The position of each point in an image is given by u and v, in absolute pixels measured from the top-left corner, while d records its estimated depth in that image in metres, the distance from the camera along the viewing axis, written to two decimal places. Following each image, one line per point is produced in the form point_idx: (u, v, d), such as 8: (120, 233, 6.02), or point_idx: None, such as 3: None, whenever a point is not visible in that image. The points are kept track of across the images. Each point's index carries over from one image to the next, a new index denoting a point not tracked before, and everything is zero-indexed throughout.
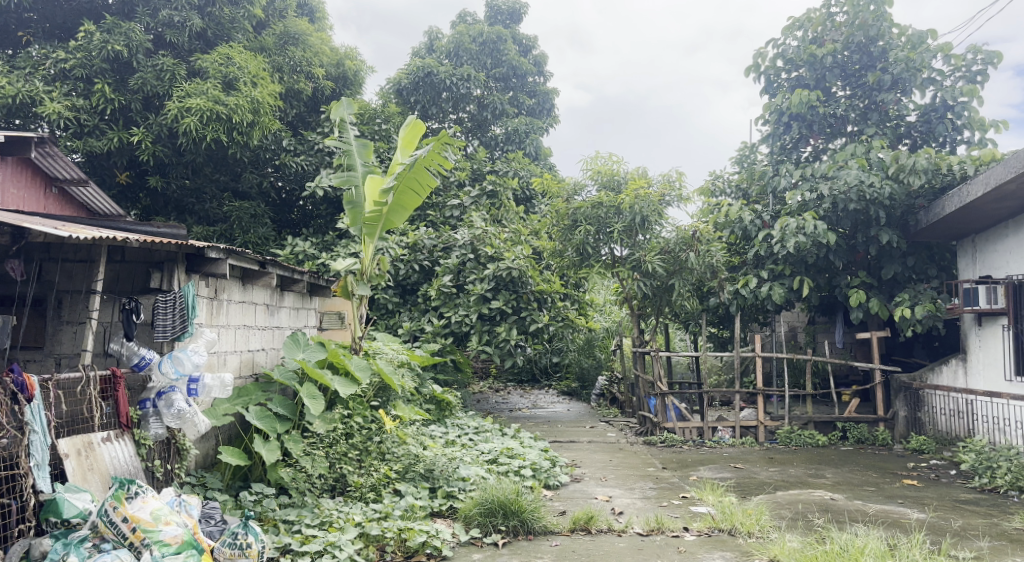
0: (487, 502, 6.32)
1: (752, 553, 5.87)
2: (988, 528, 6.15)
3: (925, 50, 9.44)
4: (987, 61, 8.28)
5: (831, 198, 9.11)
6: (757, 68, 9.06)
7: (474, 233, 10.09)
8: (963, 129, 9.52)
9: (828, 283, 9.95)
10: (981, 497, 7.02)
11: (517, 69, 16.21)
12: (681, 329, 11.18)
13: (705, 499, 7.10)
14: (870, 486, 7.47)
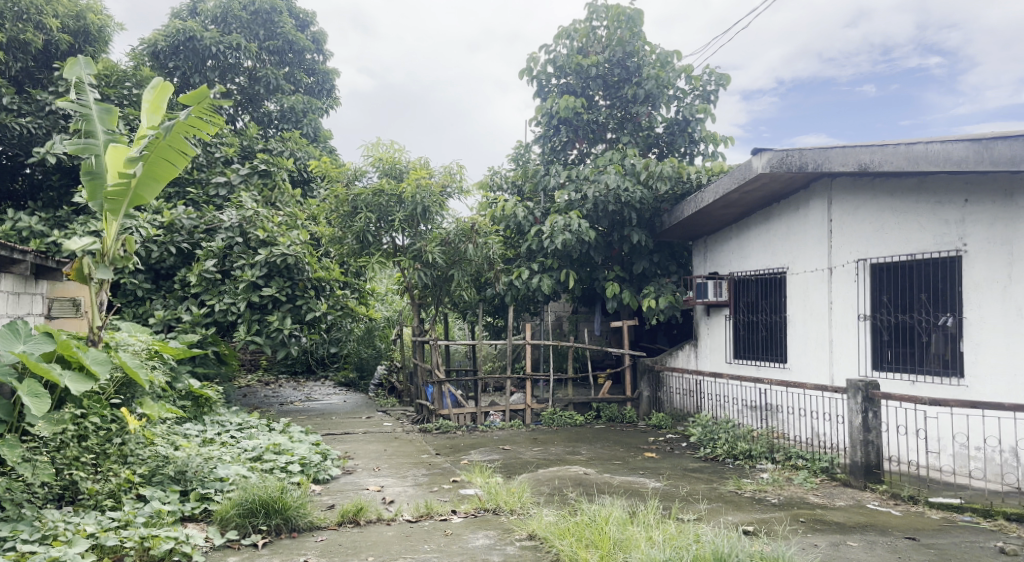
0: (246, 502, 5.96)
1: (513, 529, 6.20)
2: (708, 492, 7.06)
3: (670, 69, 10.58)
4: (719, 83, 9.40)
5: (593, 199, 9.90)
6: (530, 70, 9.46)
7: (242, 214, 9.48)
8: (699, 143, 10.81)
9: (589, 275, 10.77)
10: (704, 465, 8.07)
11: (294, 44, 15.40)
12: (459, 318, 11.45)
13: (474, 481, 7.34)
14: (617, 460, 8.24)
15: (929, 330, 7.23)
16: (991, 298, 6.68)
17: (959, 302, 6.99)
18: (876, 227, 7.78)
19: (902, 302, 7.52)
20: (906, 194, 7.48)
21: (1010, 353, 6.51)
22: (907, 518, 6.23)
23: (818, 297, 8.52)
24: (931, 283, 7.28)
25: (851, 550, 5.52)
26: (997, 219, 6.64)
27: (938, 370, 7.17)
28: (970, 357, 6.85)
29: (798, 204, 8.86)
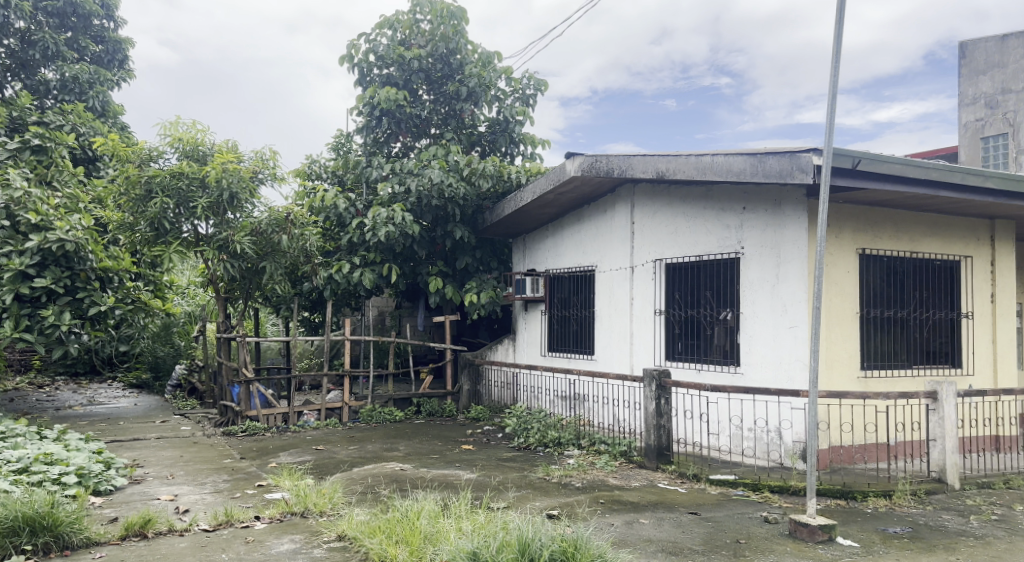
0: (6, 520, 5.24)
1: (321, 531, 6.00)
2: (520, 481, 7.30)
3: (492, 69, 10.80)
4: (537, 87, 9.72)
5: (416, 193, 9.84)
6: (350, 58, 9.19)
7: (10, 194, 8.29)
8: (520, 143, 11.14)
9: (412, 270, 10.67)
10: (518, 455, 8.34)
11: (78, 8, 13.74)
12: (271, 313, 10.90)
13: (281, 485, 7.00)
14: (434, 454, 8.27)
15: (712, 323, 8.01)
16: (762, 295, 7.52)
17: (736, 298, 7.79)
18: (671, 230, 8.49)
19: (691, 298, 8.28)
20: (697, 201, 8.20)
21: (776, 344, 7.36)
22: (690, 495, 6.84)
23: (621, 293, 9.16)
24: (715, 282, 8.05)
25: (644, 527, 5.95)
26: (768, 225, 7.47)
27: (719, 359, 7.95)
28: (745, 348, 7.66)
29: (606, 207, 9.48)
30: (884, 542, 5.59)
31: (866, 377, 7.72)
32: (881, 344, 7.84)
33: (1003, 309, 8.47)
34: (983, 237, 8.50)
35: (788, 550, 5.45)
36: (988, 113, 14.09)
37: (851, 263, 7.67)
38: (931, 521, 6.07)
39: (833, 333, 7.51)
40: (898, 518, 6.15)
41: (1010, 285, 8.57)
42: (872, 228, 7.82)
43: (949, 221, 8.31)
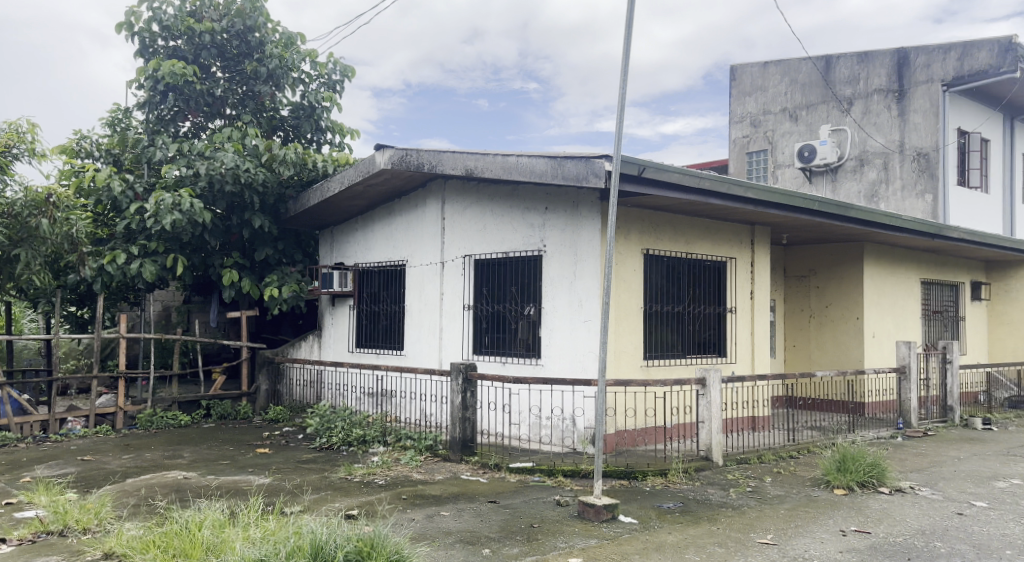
0: None
1: (82, 551, 5.37)
2: (318, 482, 7.06)
3: (295, 51, 10.34)
4: (343, 73, 9.45)
5: (207, 177, 9.16)
6: (129, 25, 8.36)
7: None
8: (326, 131, 10.80)
9: (202, 262, 9.91)
10: (317, 455, 8.07)
11: None
12: (28, 307, 9.67)
13: (35, 502, 6.17)
14: (224, 460, 7.74)
15: (517, 318, 8.27)
16: (562, 291, 7.88)
17: (539, 293, 8.09)
18: (479, 227, 8.64)
19: (497, 293, 8.49)
20: (504, 199, 8.42)
21: (573, 337, 7.75)
22: (491, 484, 6.98)
23: (431, 288, 9.19)
24: (519, 278, 8.32)
25: (443, 519, 5.98)
26: (567, 225, 7.84)
27: (522, 352, 8.22)
28: (546, 341, 8.00)
29: (417, 202, 9.45)
30: (659, 517, 6.08)
31: (648, 366, 8.42)
32: (661, 337, 8.60)
33: (761, 305, 9.63)
34: (745, 240, 9.58)
35: (576, 531, 5.73)
36: (754, 130, 15.91)
37: (637, 262, 8.32)
38: (698, 495, 6.74)
39: (622, 327, 8.12)
40: (672, 495, 6.74)
41: (766, 283, 9.75)
42: (656, 230, 8.52)
43: (719, 226, 9.26)
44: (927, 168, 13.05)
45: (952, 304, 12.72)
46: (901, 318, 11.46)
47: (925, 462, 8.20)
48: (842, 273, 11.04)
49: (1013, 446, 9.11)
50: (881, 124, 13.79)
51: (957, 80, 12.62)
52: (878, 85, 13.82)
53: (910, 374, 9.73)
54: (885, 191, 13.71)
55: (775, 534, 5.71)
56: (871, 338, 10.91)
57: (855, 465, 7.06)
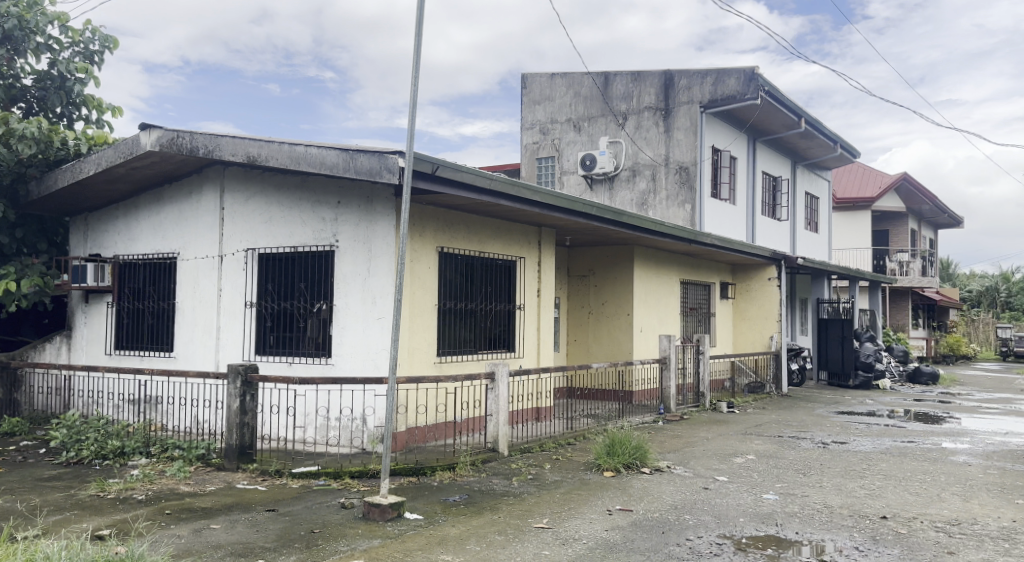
0: None
1: None
2: (63, 501, 6.25)
3: (40, 13, 9.07)
4: (102, 44, 8.45)
5: None
6: None
7: None
8: (79, 107, 9.63)
9: None
10: (63, 471, 7.15)
11: None
12: None
13: None
14: None
15: (305, 315, 7.93)
16: (354, 288, 7.67)
17: (330, 290, 7.83)
18: (265, 219, 8.17)
19: (284, 290, 8.10)
20: (293, 190, 8.02)
21: (365, 335, 7.59)
22: (270, 492, 6.61)
23: (207, 284, 8.53)
24: (309, 274, 8.00)
25: (213, 532, 5.54)
26: (360, 221, 7.64)
27: (311, 351, 7.90)
28: (336, 340, 7.74)
29: (192, 190, 8.72)
30: (443, 511, 6.15)
31: (441, 362, 8.52)
32: (452, 334, 8.74)
33: (546, 302, 10.17)
34: (532, 241, 10.03)
35: (359, 532, 5.59)
36: (542, 138, 16.77)
37: (431, 259, 8.37)
38: (482, 486, 6.95)
39: (415, 324, 8.11)
40: (458, 488, 6.88)
41: (551, 281, 10.31)
42: (450, 229, 8.64)
43: (508, 226, 9.59)
44: (687, 180, 14.62)
45: (705, 302, 14.41)
46: (664, 313, 12.74)
47: (680, 443, 9.21)
48: (615, 272, 12.01)
49: (749, 425, 10.55)
50: (650, 138, 15.24)
51: (711, 103, 14.29)
52: (648, 102, 15.26)
53: (670, 364, 10.88)
54: (654, 200, 15.15)
55: (550, 518, 6.05)
56: (639, 332, 12.00)
57: (622, 448, 7.71)
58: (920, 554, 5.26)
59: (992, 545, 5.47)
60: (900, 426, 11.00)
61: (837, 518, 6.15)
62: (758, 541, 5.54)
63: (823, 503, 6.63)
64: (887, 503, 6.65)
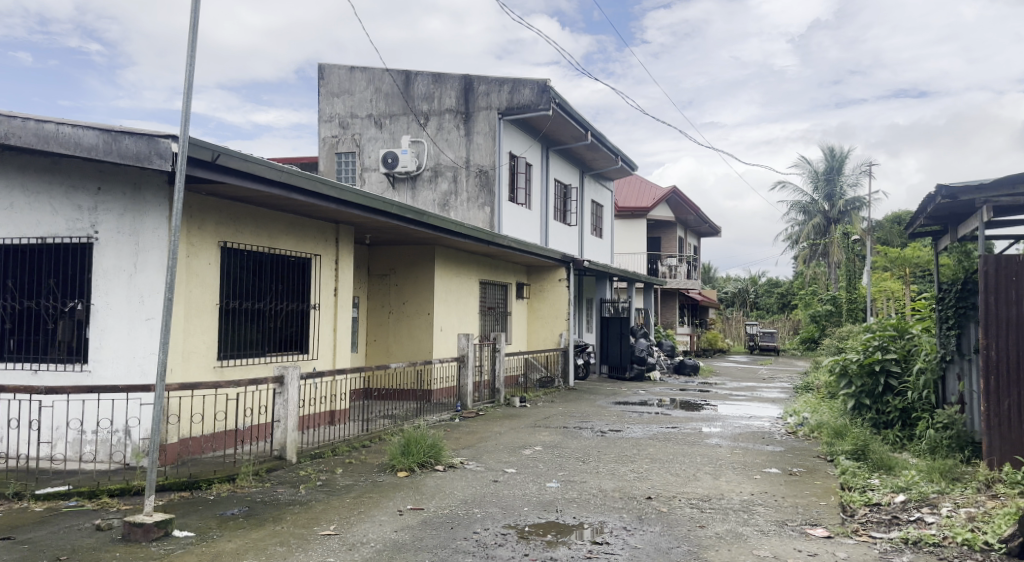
0: None
1: None
2: None
3: None
4: None
5: None
6: None
7: None
8: None
9: None
10: None
11: None
12: None
13: None
14: None
15: (56, 316, 7.02)
16: (116, 286, 6.90)
17: (87, 288, 6.98)
18: (5, 206, 7.13)
19: (28, 288, 7.11)
20: (41, 173, 7.04)
21: (130, 338, 6.87)
22: (6, 518, 5.74)
23: None
24: (60, 269, 7.07)
25: None
26: (125, 212, 6.90)
27: (63, 357, 7.01)
28: (94, 344, 6.90)
29: None
30: (219, 526, 5.74)
31: (222, 367, 7.96)
32: (235, 335, 8.20)
33: (342, 302, 9.90)
34: (328, 238, 9.71)
35: (117, 556, 5.05)
36: (341, 132, 16.37)
37: (212, 255, 7.78)
38: (266, 496, 6.60)
39: (191, 326, 7.50)
40: (238, 500, 6.45)
41: (348, 280, 10.05)
42: (236, 224, 8.10)
43: (301, 222, 9.20)
44: (485, 184, 15.02)
45: (502, 301, 14.92)
46: (463, 313, 12.98)
47: (473, 438, 9.45)
48: (415, 272, 12.03)
49: (538, 418, 11.11)
50: (451, 140, 15.46)
51: (508, 110, 14.82)
52: (448, 105, 15.48)
53: (467, 362, 11.11)
54: (454, 202, 15.37)
55: (337, 523, 5.90)
56: (438, 332, 12.11)
57: (416, 447, 7.72)
58: (677, 530, 5.87)
59: (734, 517, 6.25)
60: (667, 414, 12.24)
61: (610, 502, 6.67)
62: (539, 529, 5.84)
63: (599, 488, 7.16)
64: (653, 484, 7.35)
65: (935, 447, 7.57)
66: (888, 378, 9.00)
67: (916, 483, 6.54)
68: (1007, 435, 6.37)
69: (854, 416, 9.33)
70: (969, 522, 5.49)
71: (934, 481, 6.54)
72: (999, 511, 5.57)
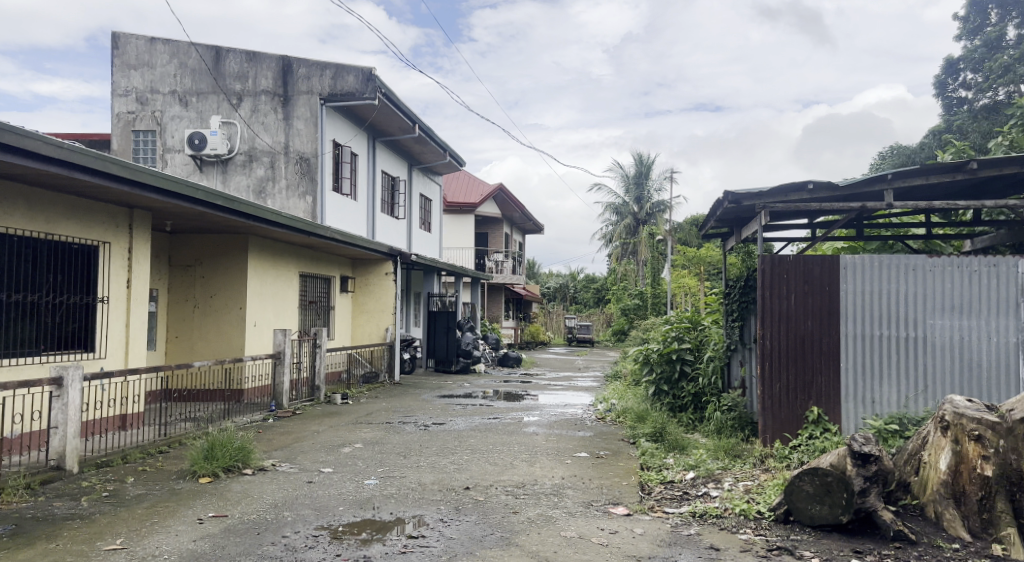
0: None
1: None
2: None
3: None
4: None
5: None
6: None
7: None
8: None
9: None
10: None
11: None
12: None
13: None
14: None
15: None
16: None
17: None
18: None
19: None
20: None
21: None
22: None
23: None
24: None
25: None
26: None
27: None
28: None
29: None
30: None
31: None
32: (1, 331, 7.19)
33: (138, 295, 9.02)
34: (121, 224, 8.79)
35: None
36: (139, 108, 14.95)
37: None
38: (39, 511, 5.86)
39: None
40: (2, 517, 5.68)
41: (145, 270, 9.17)
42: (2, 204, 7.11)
43: (88, 205, 8.26)
44: (306, 171, 14.38)
45: (324, 295, 14.41)
46: (280, 306, 12.38)
47: (288, 439, 9.04)
48: (225, 263, 11.27)
49: (359, 415, 10.88)
50: (267, 124, 14.68)
51: (331, 96, 14.33)
52: (265, 87, 14.67)
53: (283, 360, 10.63)
54: (272, 188, 14.62)
55: (126, 537, 5.38)
56: (252, 327, 11.45)
57: (222, 451, 7.25)
58: (492, 517, 6.03)
59: (546, 501, 6.54)
60: (489, 405, 12.52)
61: (428, 495, 6.70)
62: (354, 527, 5.73)
63: (417, 482, 7.15)
64: (471, 474, 7.49)
65: (721, 428, 8.40)
66: (683, 365, 9.87)
67: (704, 461, 7.24)
68: (778, 415, 7.23)
69: (655, 401, 10.14)
70: (745, 495, 6.17)
71: (719, 459, 7.27)
72: (770, 483, 6.30)
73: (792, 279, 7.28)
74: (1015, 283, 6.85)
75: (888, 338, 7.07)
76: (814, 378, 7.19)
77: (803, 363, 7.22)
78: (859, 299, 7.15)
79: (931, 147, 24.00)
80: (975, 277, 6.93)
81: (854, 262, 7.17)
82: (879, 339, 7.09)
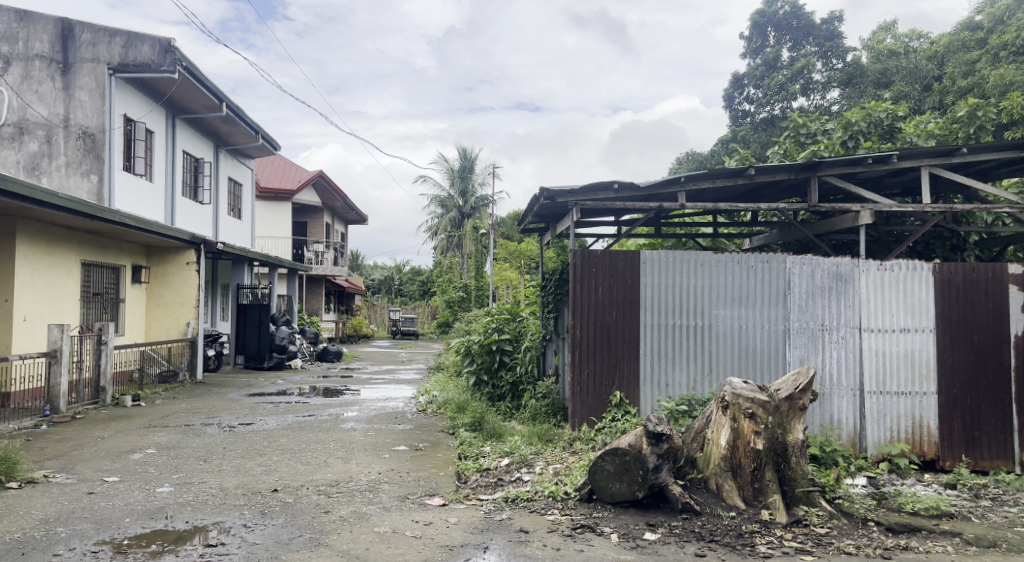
0: None
1: None
2: None
3: None
4: None
5: None
6: None
7: None
8: None
9: None
10: None
11: None
12: None
13: None
14: None
15: None
16: None
17: None
18: None
19: None
20: None
21: None
22: None
23: None
24: None
25: None
26: None
27: None
28: None
29: None
30: None
31: None
32: None
33: None
34: None
35: None
36: None
37: None
38: None
39: None
40: None
41: None
42: None
43: None
44: (90, 148, 12.80)
45: (112, 287, 13.03)
46: (58, 299, 11.00)
47: (66, 447, 8.06)
48: None
49: (153, 418, 9.93)
50: (43, 93, 13.02)
51: (121, 67, 12.95)
52: (39, 51, 13.03)
53: (61, 358, 9.46)
54: (48, 165, 12.95)
55: None
56: (21, 322, 10.08)
57: None
58: (300, 519, 5.78)
59: (359, 498, 6.38)
60: (305, 402, 12.04)
61: (230, 500, 6.27)
62: (142, 540, 5.22)
63: (219, 487, 6.68)
64: (280, 475, 7.13)
65: (535, 415, 8.73)
66: (502, 355, 10.14)
67: (518, 447, 7.48)
68: (586, 400, 7.70)
69: (475, 391, 10.31)
70: (554, 477, 6.45)
71: (532, 443, 7.55)
72: (576, 464, 6.66)
73: (599, 272, 7.74)
74: (784, 278, 7.66)
75: (681, 327, 7.72)
76: (618, 364, 7.71)
77: (609, 350, 7.71)
78: (657, 291, 7.74)
79: (719, 154, 26.64)
80: (752, 271, 7.70)
81: (652, 257, 7.74)
82: (673, 327, 7.72)
